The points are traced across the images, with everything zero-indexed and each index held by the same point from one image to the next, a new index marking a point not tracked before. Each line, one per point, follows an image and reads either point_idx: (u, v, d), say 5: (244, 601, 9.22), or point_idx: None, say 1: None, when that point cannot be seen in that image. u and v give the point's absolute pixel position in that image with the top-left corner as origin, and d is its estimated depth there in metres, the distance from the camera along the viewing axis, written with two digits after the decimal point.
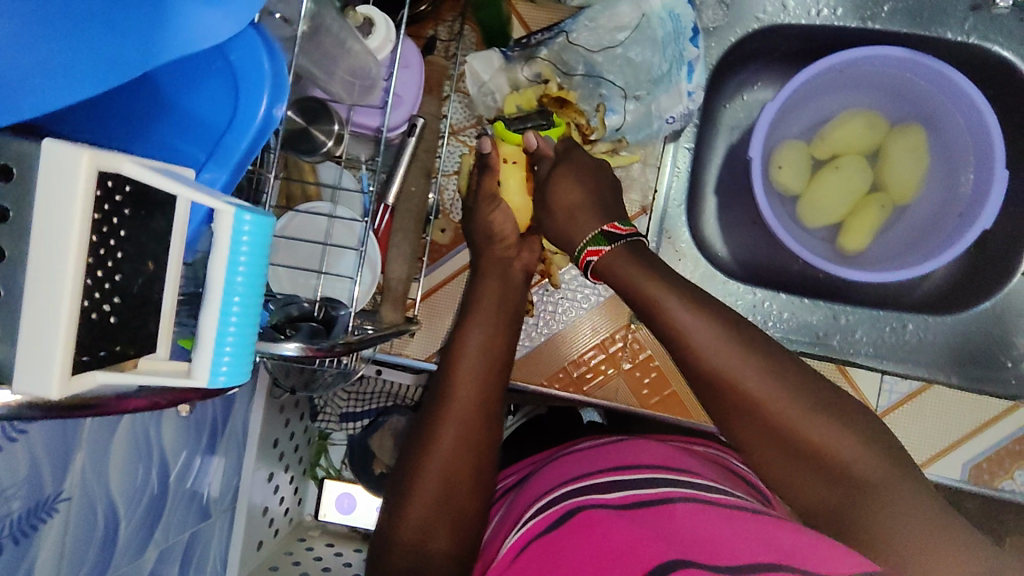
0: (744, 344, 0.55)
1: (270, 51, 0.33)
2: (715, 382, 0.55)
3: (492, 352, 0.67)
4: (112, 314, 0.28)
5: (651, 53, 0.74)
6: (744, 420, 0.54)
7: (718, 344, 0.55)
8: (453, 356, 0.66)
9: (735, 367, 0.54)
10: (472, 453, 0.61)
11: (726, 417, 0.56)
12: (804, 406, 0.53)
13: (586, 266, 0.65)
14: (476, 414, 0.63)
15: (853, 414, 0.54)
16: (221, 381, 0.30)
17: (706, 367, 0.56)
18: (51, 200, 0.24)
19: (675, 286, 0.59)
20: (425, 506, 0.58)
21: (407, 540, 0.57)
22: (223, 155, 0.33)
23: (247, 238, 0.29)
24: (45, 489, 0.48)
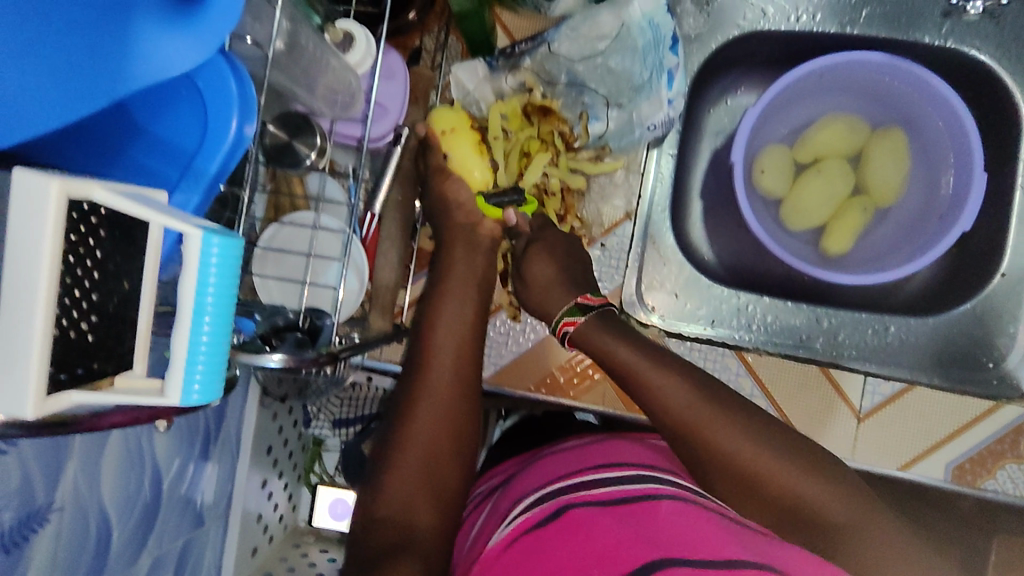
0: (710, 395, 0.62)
1: (237, 76, 0.35)
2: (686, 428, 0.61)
3: (463, 330, 0.69)
4: (90, 332, 0.28)
5: (632, 62, 0.74)
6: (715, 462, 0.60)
7: (690, 395, 0.61)
8: (427, 330, 0.68)
9: (704, 417, 0.60)
10: (448, 429, 0.63)
11: (698, 456, 0.61)
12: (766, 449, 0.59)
13: (564, 335, 0.71)
14: (450, 392, 0.65)
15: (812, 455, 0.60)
16: (194, 399, 0.31)
17: (681, 419, 0.61)
18: (28, 226, 0.25)
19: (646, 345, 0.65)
20: (404, 484, 0.60)
21: (386, 516, 0.58)
22: (193, 177, 0.35)
23: (216, 259, 0.30)
24: (37, 499, 0.49)
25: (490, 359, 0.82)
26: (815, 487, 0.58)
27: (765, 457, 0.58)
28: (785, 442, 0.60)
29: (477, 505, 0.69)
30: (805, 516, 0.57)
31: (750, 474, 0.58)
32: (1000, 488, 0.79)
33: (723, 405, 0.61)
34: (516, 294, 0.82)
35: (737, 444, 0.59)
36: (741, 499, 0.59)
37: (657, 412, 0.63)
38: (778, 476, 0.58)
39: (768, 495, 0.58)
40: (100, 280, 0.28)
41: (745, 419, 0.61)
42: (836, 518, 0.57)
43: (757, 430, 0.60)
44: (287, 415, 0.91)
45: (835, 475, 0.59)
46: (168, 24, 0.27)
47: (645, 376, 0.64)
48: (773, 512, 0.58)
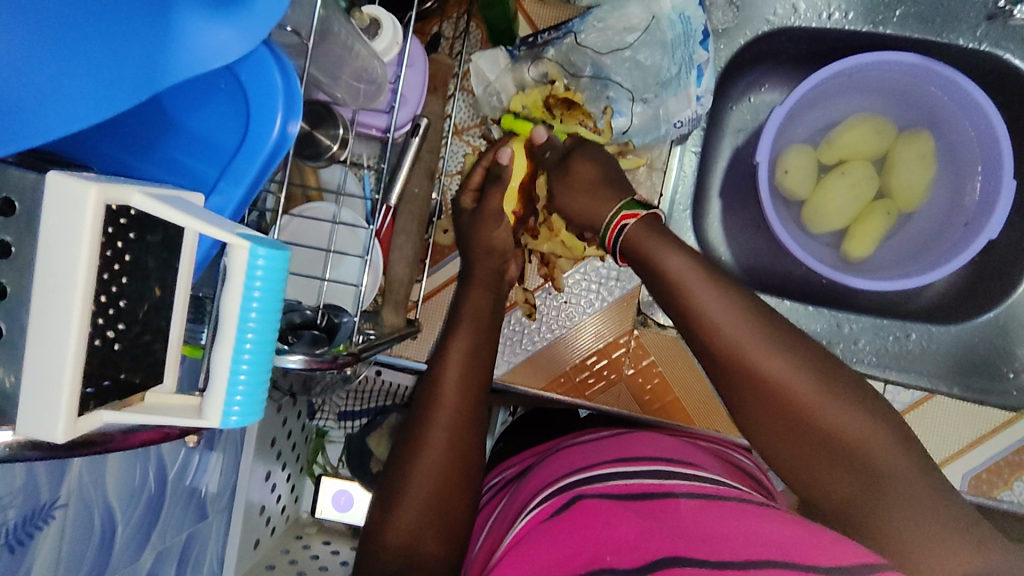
0: (774, 331, 0.51)
1: (282, 69, 0.32)
2: (731, 359, 0.51)
3: (479, 352, 0.66)
4: (116, 341, 0.27)
5: (660, 57, 0.72)
6: (759, 403, 0.50)
7: (740, 321, 0.51)
8: (440, 366, 0.64)
9: (765, 353, 0.50)
10: (458, 454, 0.60)
11: (740, 396, 0.51)
12: (841, 404, 0.48)
13: (619, 230, 0.58)
14: (463, 414, 0.62)
15: (884, 417, 0.49)
16: (233, 422, 0.29)
17: (723, 344, 0.51)
18: (58, 233, 0.23)
19: (697, 263, 0.54)
20: (418, 509, 0.57)
21: (397, 543, 0.56)
22: (233, 176, 0.33)
23: (262, 273, 0.28)
24: (42, 496, 0.47)
25: (504, 356, 0.80)
26: (873, 435, 0.48)
27: (822, 394, 0.49)
28: (843, 379, 0.50)
29: (497, 494, 0.68)
30: (852, 469, 0.48)
31: (799, 411, 0.49)
32: (1016, 499, 0.79)
33: (775, 328, 0.51)
34: (532, 292, 0.79)
35: (800, 388, 0.49)
36: (780, 443, 0.51)
37: (699, 344, 0.53)
38: (831, 417, 0.48)
39: (815, 440, 0.49)
40: (128, 284, 0.27)
41: (815, 362, 0.50)
42: (891, 475, 0.47)
43: (814, 363, 0.50)
44: (292, 407, 0.90)
45: (894, 425, 0.49)
46: (208, 13, 0.25)
47: (688, 286, 0.53)
48: (812, 462, 0.50)
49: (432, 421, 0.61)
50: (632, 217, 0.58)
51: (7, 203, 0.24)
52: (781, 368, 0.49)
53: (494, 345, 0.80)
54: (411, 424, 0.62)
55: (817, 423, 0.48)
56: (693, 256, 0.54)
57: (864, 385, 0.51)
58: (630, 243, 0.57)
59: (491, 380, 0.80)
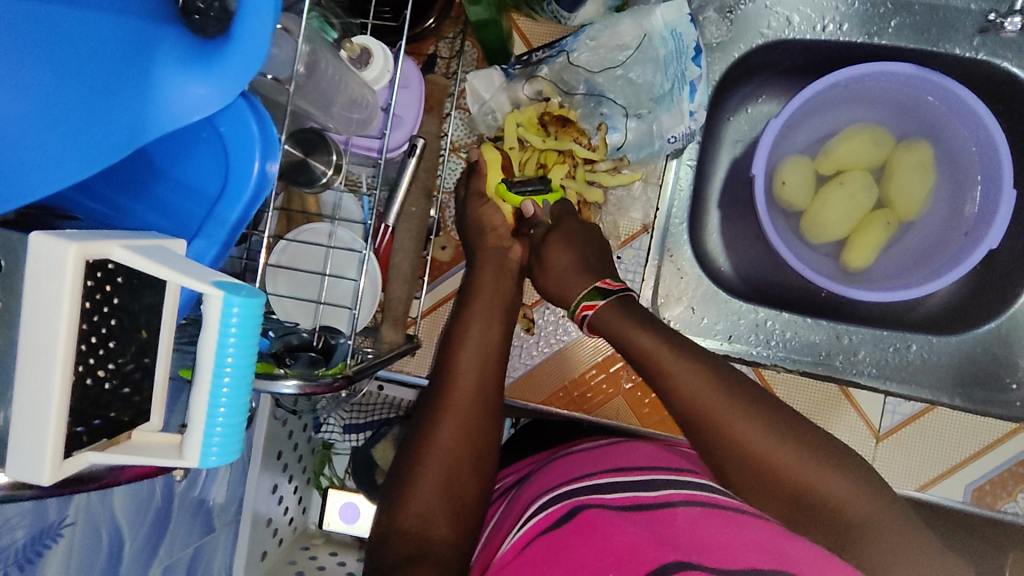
0: (736, 396, 0.57)
1: (258, 117, 0.33)
2: (706, 426, 0.57)
3: (490, 348, 0.67)
4: (106, 380, 0.28)
5: (653, 73, 0.74)
6: (733, 464, 0.56)
7: (708, 390, 0.58)
8: (449, 360, 0.65)
9: (734, 418, 0.56)
10: (472, 446, 0.61)
11: (716, 458, 0.57)
12: (805, 456, 0.55)
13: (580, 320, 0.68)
14: (475, 405, 0.63)
15: (844, 459, 0.56)
16: (212, 461, 0.30)
17: (694, 412, 0.57)
18: (45, 287, 0.24)
19: (662, 336, 0.62)
20: (426, 497, 0.58)
21: (408, 528, 0.56)
22: (214, 225, 0.34)
23: (236, 322, 0.29)
24: (49, 516, 0.49)
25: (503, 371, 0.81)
26: (840, 485, 0.54)
27: (791, 454, 0.55)
28: (806, 436, 0.56)
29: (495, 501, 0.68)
30: (832, 520, 0.54)
31: (773, 471, 0.55)
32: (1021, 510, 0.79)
33: (742, 397, 0.57)
34: (530, 307, 0.80)
35: (769, 443, 0.55)
36: (762, 501, 0.56)
37: (682, 413, 0.58)
38: (803, 472, 0.54)
39: (791, 494, 0.55)
40: (116, 326, 0.28)
41: (774, 420, 0.57)
42: (863, 519, 0.53)
43: (779, 424, 0.56)
44: (297, 420, 0.91)
45: (860, 472, 0.55)
46: (187, 69, 0.27)
47: (659, 360, 0.60)
48: (794, 511, 0.55)
49: (448, 411, 0.62)
50: (591, 307, 0.66)
51: None
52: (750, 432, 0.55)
53: None
54: (422, 416, 0.63)
55: (791, 478, 0.54)
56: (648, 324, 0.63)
57: (821, 430, 0.58)
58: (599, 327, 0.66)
59: None
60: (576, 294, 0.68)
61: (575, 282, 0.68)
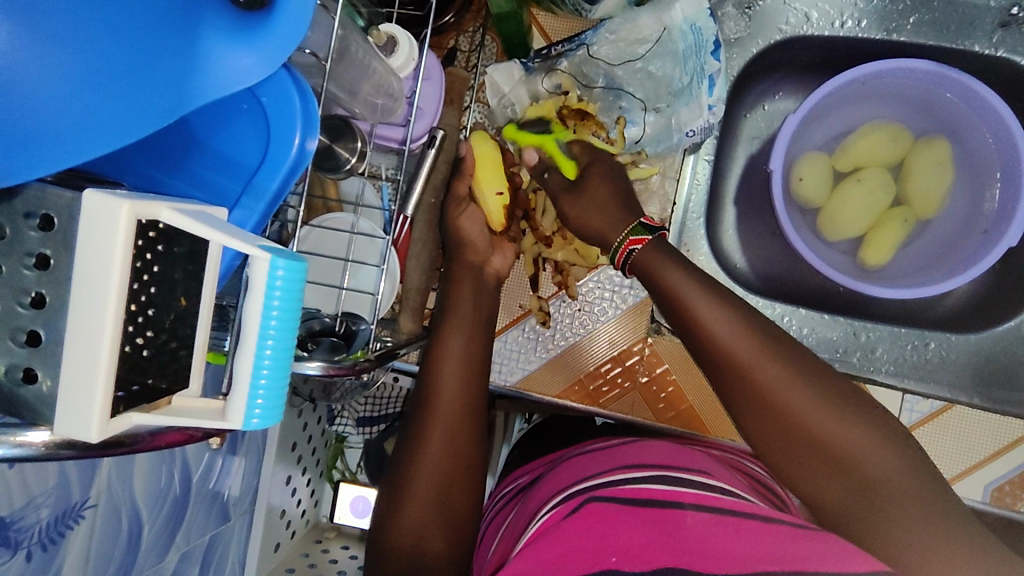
0: (766, 341, 0.55)
1: (300, 91, 0.34)
2: (729, 368, 0.55)
3: (472, 351, 0.66)
4: (145, 347, 0.28)
5: (672, 67, 0.74)
6: (753, 411, 0.54)
7: (737, 333, 0.56)
8: (432, 366, 0.65)
9: (758, 363, 0.54)
10: (461, 454, 0.61)
11: (736, 404, 0.56)
12: (831, 410, 0.53)
13: (627, 255, 0.64)
14: (460, 411, 0.63)
15: (874, 418, 0.53)
16: (254, 423, 0.30)
17: (718, 354, 0.56)
18: (93, 250, 0.25)
19: (693, 277, 0.60)
20: (420, 509, 0.58)
21: (403, 542, 0.56)
22: (254, 196, 0.35)
23: (281, 284, 0.30)
24: (73, 496, 0.49)
25: (518, 364, 0.81)
26: (863, 444, 0.52)
27: (818, 407, 0.53)
28: (837, 391, 0.54)
29: (507, 504, 0.68)
30: (852, 481, 0.52)
31: (797, 420, 0.53)
32: None
33: (774, 347, 0.55)
34: (546, 300, 0.80)
35: (795, 391, 0.53)
36: (779, 455, 0.54)
37: (705, 357, 0.57)
38: (827, 428, 0.52)
39: (809, 448, 0.52)
40: (156, 294, 0.28)
41: (807, 371, 0.54)
42: (882, 486, 0.51)
43: (808, 376, 0.54)
44: (312, 412, 0.91)
45: (891, 436, 0.53)
46: (232, 40, 0.28)
47: (688, 300, 0.58)
48: (811, 470, 0.53)
49: (433, 420, 0.61)
50: (638, 242, 0.64)
51: (47, 220, 0.26)
52: (774, 378, 0.53)
53: (509, 353, 0.81)
54: (410, 428, 0.62)
55: (812, 430, 0.52)
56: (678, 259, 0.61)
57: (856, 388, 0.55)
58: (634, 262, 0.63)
59: (506, 388, 0.81)
60: (620, 229, 0.65)
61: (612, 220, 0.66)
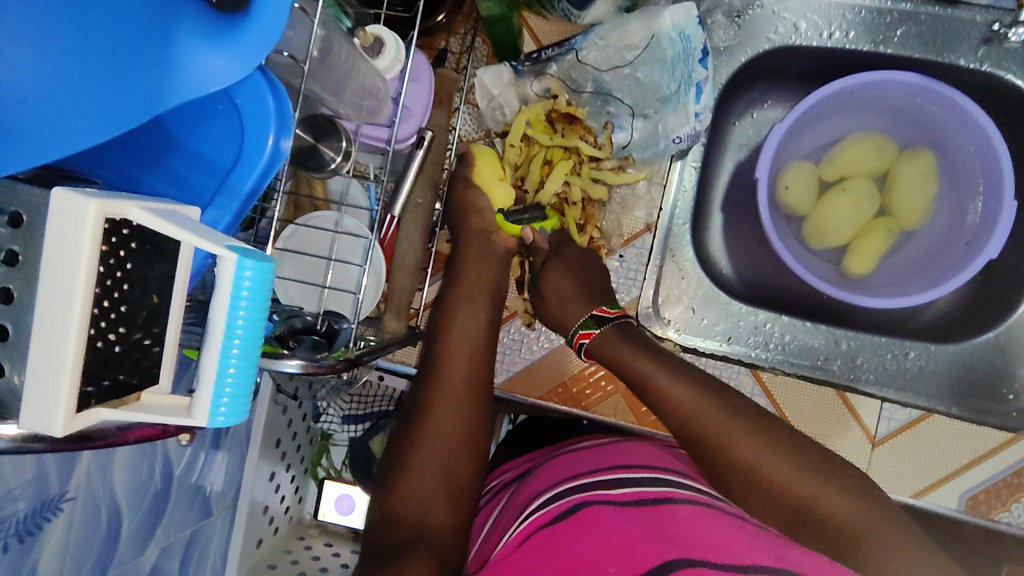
0: (727, 409, 0.62)
1: (274, 92, 0.35)
2: (701, 439, 0.61)
3: (477, 337, 0.70)
4: (117, 343, 0.29)
5: (660, 73, 0.74)
6: (730, 474, 0.59)
7: (700, 404, 0.62)
8: (440, 351, 0.69)
9: (724, 430, 0.60)
10: (464, 432, 0.64)
11: (713, 470, 0.60)
12: (797, 464, 0.58)
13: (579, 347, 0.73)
14: (466, 394, 0.66)
15: (835, 466, 0.59)
16: (220, 421, 0.30)
17: (690, 426, 0.62)
18: (62, 247, 0.25)
19: (658, 357, 0.67)
20: (423, 482, 0.61)
21: (404, 516, 0.59)
22: (228, 194, 0.36)
23: (248, 284, 0.30)
24: (50, 489, 0.49)
25: (503, 365, 0.82)
26: (840, 500, 0.56)
27: (785, 463, 0.58)
28: (807, 451, 0.59)
29: (494, 497, 0.69)
30: (833, 527, 0.56)
31: (777, 486, 0.57)
32: (1014, 521, 0.80)
33: (734, 413, 0.61)
34: (531, 302, 0.81)
35: (763, 452, 0.59)
36: (765, 512, 0.58)
37: (678, 427, 0.63)
38: (799, 481, 0.57)
39: (789, 501, 0.57)
40: (129, 291, 0.29)
41: (768, 434, 0.60)
42: (859, 524, 0.55)
43: (771, 437, 0.60)
44: (297, 408, 0.91)
45: (857, 480, 0.58)
46: (206, 41, 0.28)
47: (655, 380, 0.65)
48: (797, 531, 0.57)
49: (443, 401, 0.64)
50: (586, 337, 0.72)
51: (15, 217, 0.27)
52: (743, 440, 0.59)
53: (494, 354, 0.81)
54: (415, 408, 0.65)
55: (791, 493, 0.57)
56: (634, 338, 0.69)
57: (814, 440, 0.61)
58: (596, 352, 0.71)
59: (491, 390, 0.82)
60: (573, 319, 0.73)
61: (571, 312, 0.73)
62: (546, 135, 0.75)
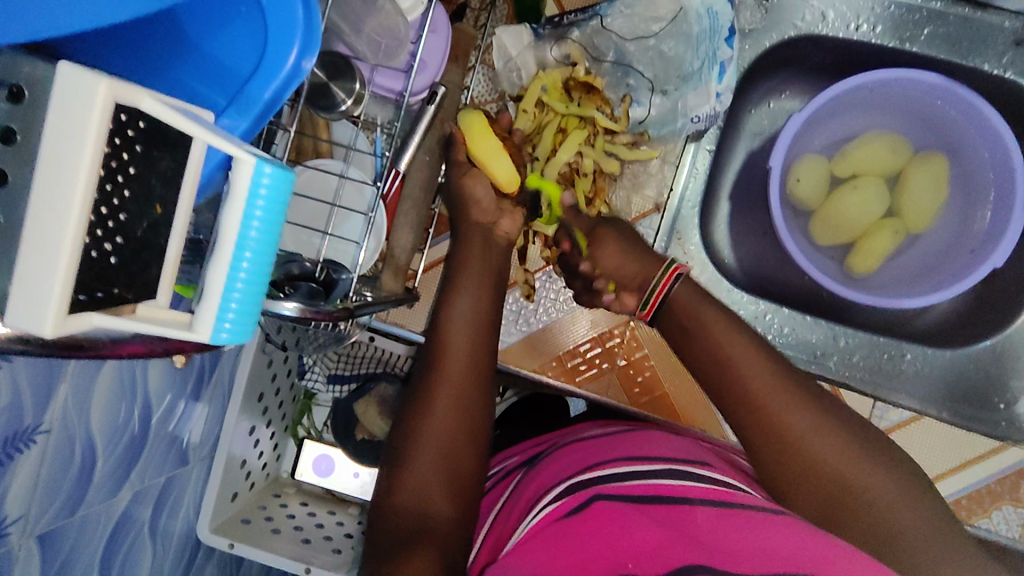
0: (782, 378, 0.62)
1: (305, 3, 0.33)
2: (749, 403, 0.61)
3: (480, 320, 0.68)
4: (113, 254, 0.27)
5: (684, 49, 0.72)
6: (772, 446, 0.59)
7: (756, 363, 0.62)
8: (441, 324, 0.68)
9: (772, 396, 0.60)
10: (464, 419, 0.63)
11: (755, 442, 0.60)
12: (839, 443, 0.58)
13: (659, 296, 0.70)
14: (469, 381, 0.64)
15: (878, 451, 0.58)
16: (223, 338, 0.30)
17: (738, 388, 0.62)
18: (64, 135, 0.23)
19: (716, 311, 0.66)
20: (425, 476, 0.60)
21: (405, 504, 0.59)
22: (244, 103, 0.34)
23: (264, 192, 0.30)
24: (25, 420, 0.46)
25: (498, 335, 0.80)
26: (891, 497, 0.55)
27: (828, 442, 0.57)
28: (863, 442, 0.58)
29: (500, 483, 0.69)
30: (868, 516, 0.54)
31: (833, 473, 0.56)
32: (992, 528, 0.81)
33: (784, 380, 0.61)
34: (532, 273, 0.80)
35: (808, 424, 0.58)
36: (801, 494, 0.57)
37: (727, 382, 0.63)
38: (843, 464, 0.56)
39: (829, 485, 0.56)
40: (129, 198, 0.27)
41: (815, 406, 0.60)
42: (895, 516, 0.54)
43: (816, 411, 0.60)
44: (282, 363, 0.89)
45: (903, 475, 0.57)
46: None
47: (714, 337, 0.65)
48: (833, 516, 0.55)
49: (438, 388, 0.63)
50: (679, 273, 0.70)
51: (18, 90, 0.25)
52: (790, 410, 0.59)
53: None
54: (413, 397, 0.64)
55: (843, 481, 0.56)
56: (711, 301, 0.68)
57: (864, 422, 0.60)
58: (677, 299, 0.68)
59: None
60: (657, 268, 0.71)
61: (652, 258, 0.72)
62: (562, 104, 0.74)
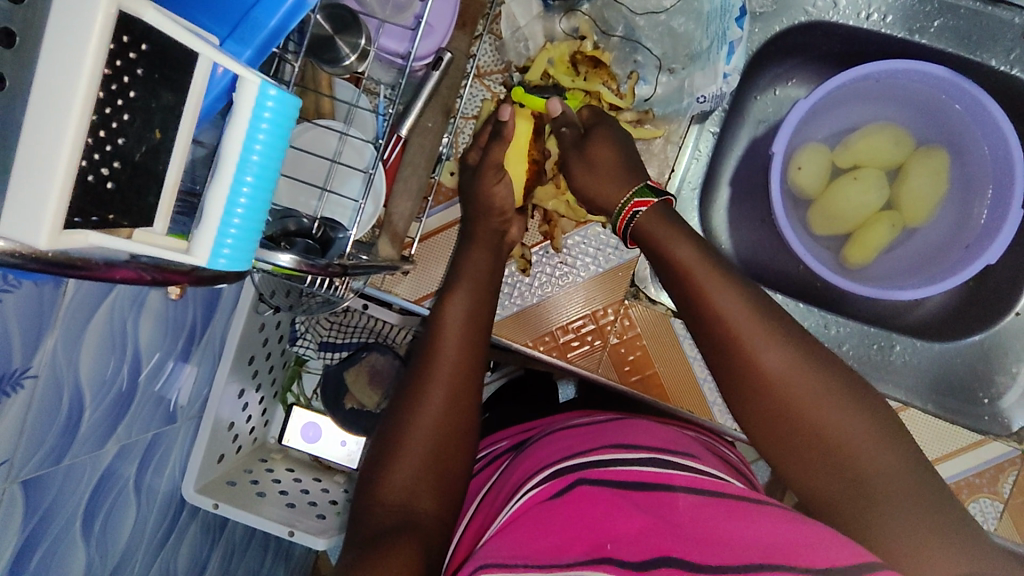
0: (769, 319, 0.55)
1: None
2: (726, 343, 0.55)
3: (477, 318, 0.69)
4: (111, 179, 0.26)
5: (694, 26, 0.72)
6: (749, 394, 0.55)
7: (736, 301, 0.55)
8: (440, 312, 0.68)
9: (755, 337, 0.54)
10: (459, 411, 0.63)
11: (734, 385, 0.56)
12: (822, 390, 0.53)
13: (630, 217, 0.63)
14: (462, 370, 0.65)
15: (867, 402, 0.54)
16: (221, 262, 0.31)
17: (717, 327, 0.56)
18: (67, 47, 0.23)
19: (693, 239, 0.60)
20: (413, 466, 0.59)
21: (390, 501, 0.57)
22: (248, 32, 0.35)
23: (268, 115, 0.31)
24: (13, 361, 0.45)
25: None
26: (896, 475, 0.51)
27: (812, 389, 0.53)
28: (855, 394, 0.54)
29: (488, 465, 0.70)
30: (846, 474, 0.51)
31: (841, 450, 0.52)
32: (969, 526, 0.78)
33: (769, 318, 0.55)
34: (529, 248, 0.79)
35: (788, 369, 0.53)
36: (776, 445, 0.54)
37: (700, 321, 0.57)
38: (827, 415, 0.52)
39: (808, 437, 0.52)
40: (129, 122, 0.27)
41: (802, 349, 0.55)
42: (876, 475, 0.51)
43: (803, 354, 0.54)
44: (273, 327, 0.89)
45: (891, 430, 0.53)
46: None
47: (693, 272, 0.57)
48: (808, 473, 0.53)
49: (432, 378, 0.63)
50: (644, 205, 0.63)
51: None
52: (772, 354, 0.54)
53: None
54: (407, 387, 0.64)
55: (847, 457, 0.51)
56: (704, 251, 0.59)
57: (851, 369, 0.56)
58: (641, 228, 0.62)
59: None
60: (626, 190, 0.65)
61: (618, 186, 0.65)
62: (569, 78, 0.73)
